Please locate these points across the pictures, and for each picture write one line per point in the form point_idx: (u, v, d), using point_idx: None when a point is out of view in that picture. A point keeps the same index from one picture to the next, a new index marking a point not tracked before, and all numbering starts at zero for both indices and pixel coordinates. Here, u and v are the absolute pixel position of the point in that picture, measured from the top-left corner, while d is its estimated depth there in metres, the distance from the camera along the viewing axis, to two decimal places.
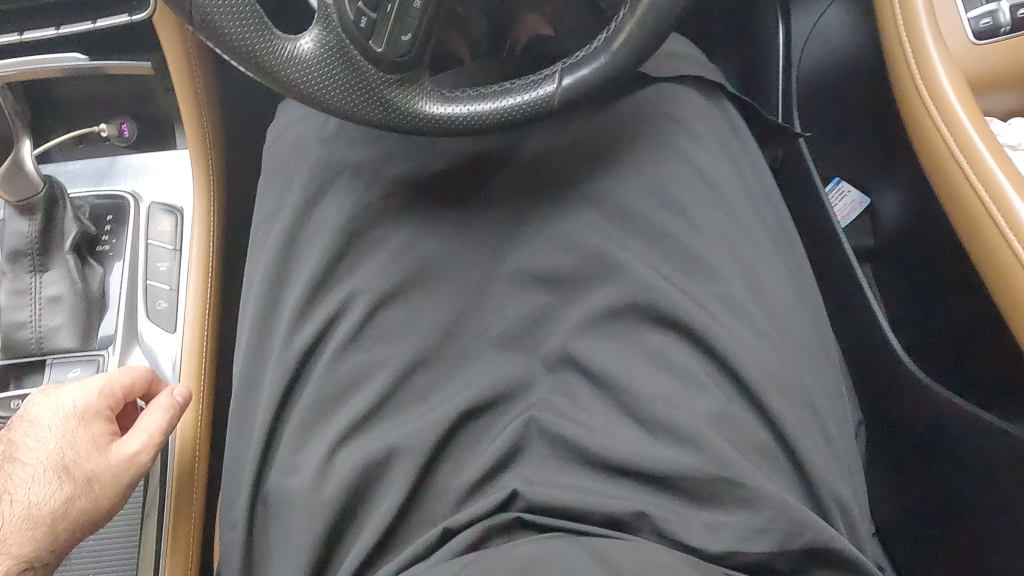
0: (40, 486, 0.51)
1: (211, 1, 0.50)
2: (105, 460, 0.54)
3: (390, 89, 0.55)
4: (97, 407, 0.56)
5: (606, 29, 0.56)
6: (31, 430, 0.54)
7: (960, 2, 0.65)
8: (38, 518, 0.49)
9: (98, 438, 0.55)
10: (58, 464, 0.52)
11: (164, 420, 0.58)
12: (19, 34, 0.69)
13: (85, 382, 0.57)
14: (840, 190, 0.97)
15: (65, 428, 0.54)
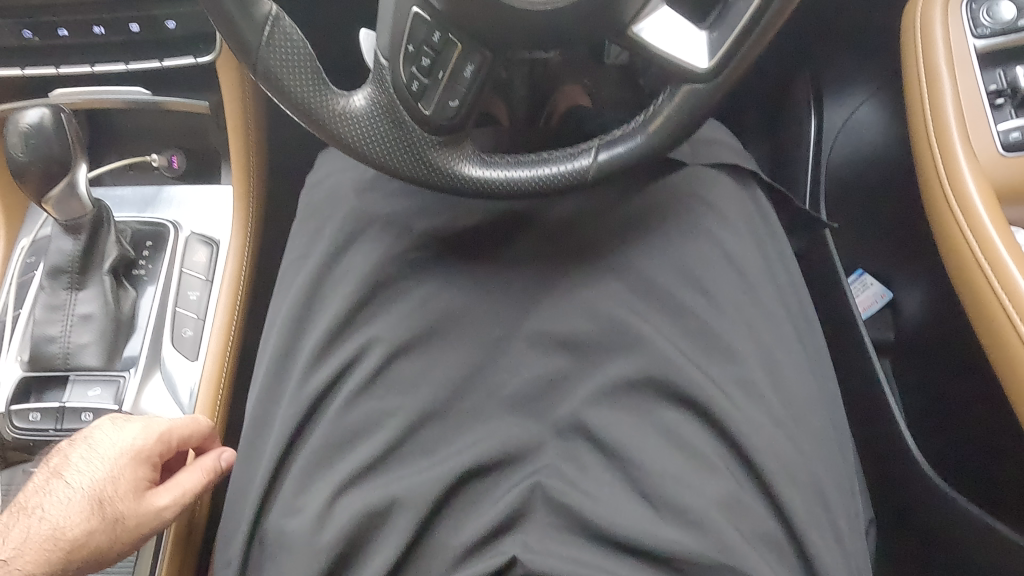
0: (70, 511, 0.51)
1: (275, 55, 0.53)
2: (139, 505, 0.54)
3: (433, 150, 0.58)
4: (150, 451, 0.55)
5: (644, 111, 0.58)
6: (86, 453, 0.55)
7: (991, 115, 0.66)
8: (60, 543, 0.51)
9: (139, 483, 0.54)
10: (97, 496, 0.52)
11: (201, 482, 0.57)
12: (89, 66, 0.74)
13: (148, 423, 0.57)
14: (863, 282, 0.95)
15: (115, 463, 0.54)
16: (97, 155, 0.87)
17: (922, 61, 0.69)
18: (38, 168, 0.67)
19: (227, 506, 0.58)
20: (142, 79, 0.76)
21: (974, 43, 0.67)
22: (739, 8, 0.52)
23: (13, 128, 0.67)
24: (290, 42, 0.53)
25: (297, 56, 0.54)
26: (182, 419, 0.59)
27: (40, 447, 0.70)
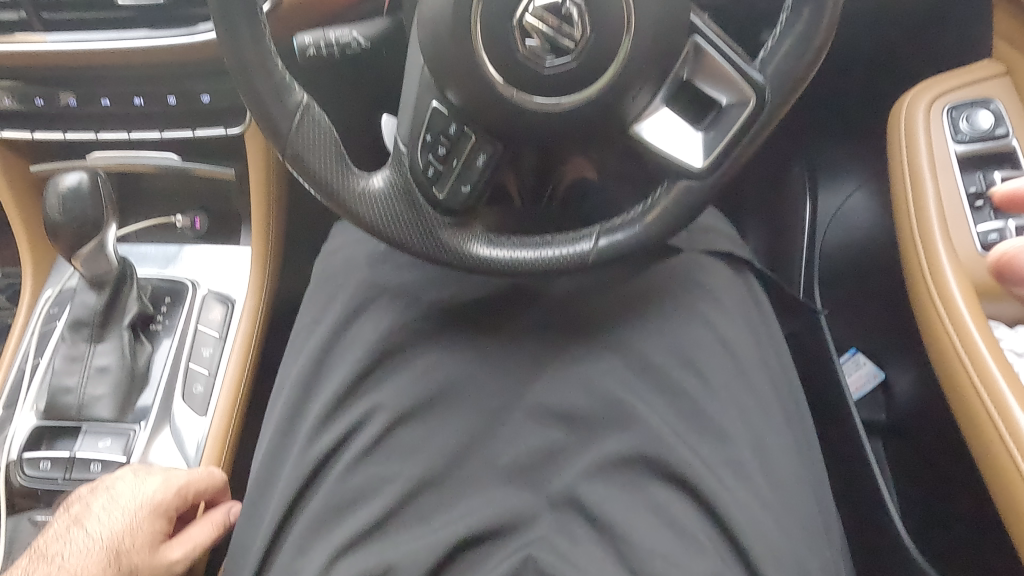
0: (89, 561, 0.56)
1: (303, 139, 0.57)
2: (153, 558, 0.59)
3: (444, 230, 0.61)
4: (167, 505, 0.60)
5: (642, 202, 0.62)
6: (109, 504, 0.60)
7: (970, 217, 0.70)
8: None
9: (155, 535, 0.59)
10: (116, 547, 0.57)
11: (209, 536, 0.62)
12: (126, 133, 0.80)
13: (168, 476, 0.62)
14: (856, 361, 0.97)
15: (134, 515, 0.59)
16: (124, 214, 0.91)
17: (905, 164, 0.74)
18: (70, 229, 0.70)
19: (230, 557, 0.63)
20: (173, 145, 0.82)
21: (954, 148, 0.72)
22: (732, 113, 0.56)
23: (53, 191, 0.71)
24: (319, 127, 0.58)
25: (324, 140, 0.58)
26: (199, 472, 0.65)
27: (48, 497, 0.73)
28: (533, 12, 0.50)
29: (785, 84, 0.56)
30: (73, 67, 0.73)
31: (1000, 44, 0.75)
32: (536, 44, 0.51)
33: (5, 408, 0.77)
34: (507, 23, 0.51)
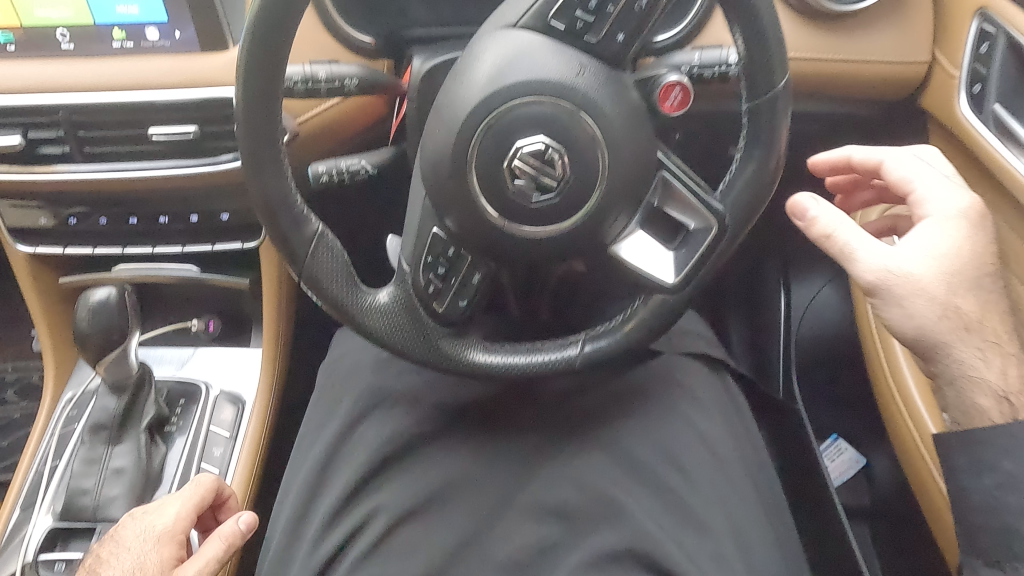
0: None
1: (317, 262, 0.64)
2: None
3: (444, 339, 0.67)
4: (173, 531, 0.64)
5: (623, 311, 0.69)
6: (119, 548, 0.65)
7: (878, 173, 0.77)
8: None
9: (165, 562, 0.63)
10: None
11: (220, 548, 0.63)
12: (151, 247, 0.87)
13: (167, 508, 0.66)
14: (837, 447, 1.02)
15: (143, 550, 0.63)
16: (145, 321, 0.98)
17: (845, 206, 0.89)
18: (99, 339, 0.76)
19: None
20: (194, 257, 0.89)
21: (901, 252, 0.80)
22: (699, 236, 0.63)
23: (83, 304, 0.77)
24: (332, 252, 0.64)
25: (336, 264, 0.65)
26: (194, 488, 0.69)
27: None
28: (521, 157, 0.58)
29: (742, 210, 0.63)
30: (108, 192, 0.81)
31: None
32: (524, 183, 0.58)
33: (23, 509, 0.81)
34: (499, 166, 0.59)
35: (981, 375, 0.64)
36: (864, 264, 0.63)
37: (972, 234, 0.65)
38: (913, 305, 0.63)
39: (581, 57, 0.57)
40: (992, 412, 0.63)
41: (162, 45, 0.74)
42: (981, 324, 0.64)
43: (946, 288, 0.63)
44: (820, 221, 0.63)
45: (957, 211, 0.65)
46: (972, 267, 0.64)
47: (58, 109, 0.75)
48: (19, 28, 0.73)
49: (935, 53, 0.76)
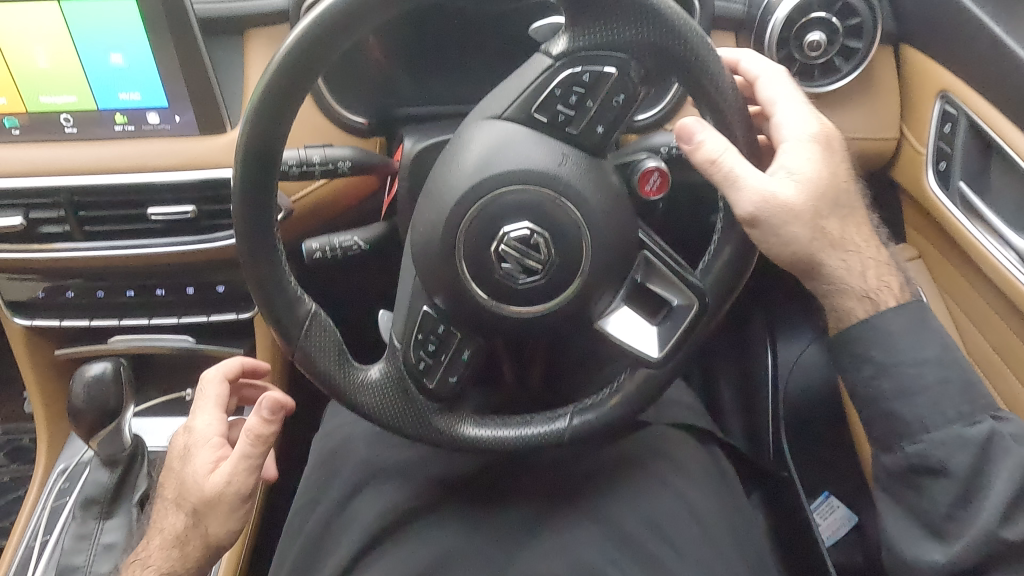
0: (174, 516, 0.61)
1: (309, 341, 0.65)
2: (201, 484, 0.60)
3: (434, 414, 0.69)
4: (209, 437, 0.62)
5: (610, 384, 0.70)
6: (175, 461, 0.64)
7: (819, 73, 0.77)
8: (179, 538, 0.62)
9: (205, 467, 0.60)
10: (180, 492, 0.62)
11: (246, 443, 0.58)
12: (147, 319, 0.89)
13: (202, 415, 0.64)
14: (828, 504, 1.02)
15: (189, 461, 0.62)
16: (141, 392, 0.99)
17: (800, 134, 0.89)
18: (93, 415, 0.77)
19: None
20: (190, 329, 0.91)
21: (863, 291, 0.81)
22: (681, 313, 0.65)
23: (79, 379, 0.79)
24: (324, 332, 0.66)
25: (328, 342, 0.66)
26: (222, 390, 0.66)
27: None
28: (507, 242, 0.60)
29: (722, 288, 0.65)
30: (107, 266, 0.84)
31: (913, 234, 0.86)
32: (511, 267, 0.61)
33: None
34: (486, 249, 0.61)
35: (847, 282, 0.61)
36: (745, 193, 0.58)
37: (829, 155, 0.62)
38: (789, 233, 0.60)
39: (564, 146, 0.60)
40: (857, 314, 0.61)
41: (162, 128, 0.77)
42: (844, 239, 0.62)
43: (812, 207, 0.60)
44: (705, 144, 0.57)
45: (814, 134, 0.63)
46: (831, 188, 0.62)
47: (59, 191, 0.78)
48: (24, 113, 0.76)
49: (903, 130, 0.81)
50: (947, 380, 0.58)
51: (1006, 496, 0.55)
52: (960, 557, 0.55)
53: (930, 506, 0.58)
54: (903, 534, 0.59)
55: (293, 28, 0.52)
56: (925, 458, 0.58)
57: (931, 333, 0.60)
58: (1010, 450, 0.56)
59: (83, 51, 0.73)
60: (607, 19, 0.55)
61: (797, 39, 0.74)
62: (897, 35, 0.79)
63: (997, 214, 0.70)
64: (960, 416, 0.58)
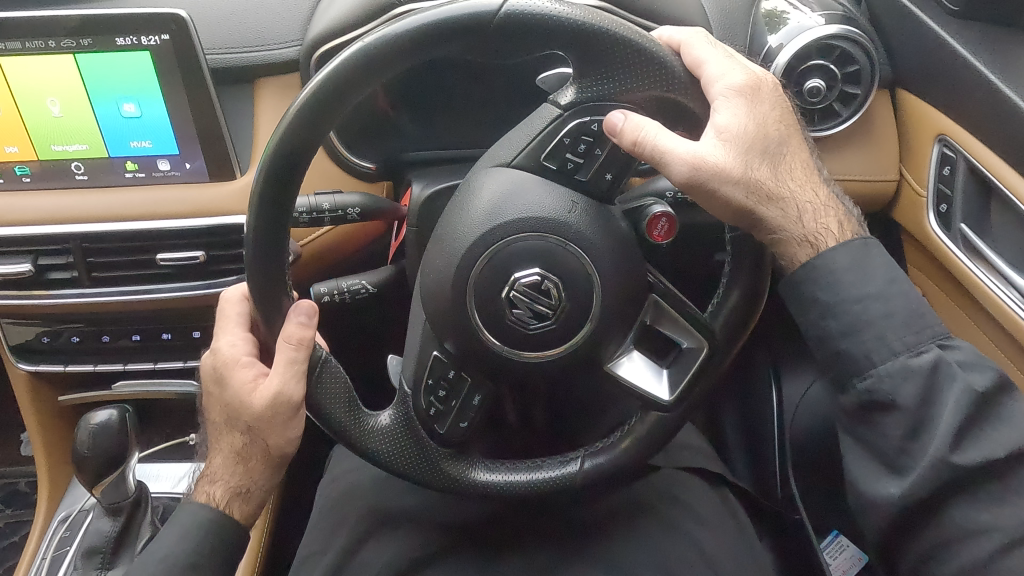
0: (227, 436, 0.64)
1: (320, 390, 0.65)
2: (250, 401, 0.61)
3: (445, 460, 0.68)
4: (239, 358, 0.63)
5: (620, 428, 0.70)
6: (210, 388, 0.66)
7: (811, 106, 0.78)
8: (238, 454, 0.64)
9: (247, 384, 0.62)
10: (228, 414, 0.63)
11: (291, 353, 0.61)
12: (153, 363, 0.89)
13: (221, 340, 0.64)
14: (839, 543, 0.91)
15: (225, 384, 0.63)
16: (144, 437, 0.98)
17: None
18: (98, 462, 0.76)
19: None
20: (196, 373, 0.91)
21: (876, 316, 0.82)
22: (691, 356, 0.66)
23: (83, 427, 0.78)
24: (335, 378, 0.66)
25: (338, 389, 0.66)
26: (242, 310, 0.65)
27: None
28: (517, 287, 0.60)
29: (730, 331, 0.66)
30: (116, 311, 0.84)
31: (913, 270, 0.87)
32: (522, 311, 0.61)
33: None
34: (497, 295, 0.61)
35: (785, 228, 0.59)
36: (679, 160, 0.57)
37: (753, 105, 0.58)
38: (725, 194, 0.58)
39: (572, 194, 0.60)
40: (800, 260, 0.59)
41: (172, 175, 0.78)
42: (781, 188, 0.59)
43: (742, 162, 0.58)
44: (631, 126, 0.55)
45: (734, 85, 0.57)
46: (759, 138, 0.59)
47: (69, 237, 0.78)
48: (34, 161, 0.76)
49: (902, 171, 0.82)
50: (892, 313, 0.56)
51: (955, 422, 0.52)
52: (913, 490, 0.53)
53: (882, 439, 0.55)
54: (858, 467, 0.57)
55: (298, 93, 0.53)
56: (875, 392, 0.55)
57: (875, 267, 0.57)
58: (956, 377, 0.53)
59: (96, 101, 0.73)
60: (613, 69, 0.55)
61: (797, 83, 0.75)
62: (892, 80, 0.82)
63: (999, 254, 0.71)
64: (905, 347, 0.55)
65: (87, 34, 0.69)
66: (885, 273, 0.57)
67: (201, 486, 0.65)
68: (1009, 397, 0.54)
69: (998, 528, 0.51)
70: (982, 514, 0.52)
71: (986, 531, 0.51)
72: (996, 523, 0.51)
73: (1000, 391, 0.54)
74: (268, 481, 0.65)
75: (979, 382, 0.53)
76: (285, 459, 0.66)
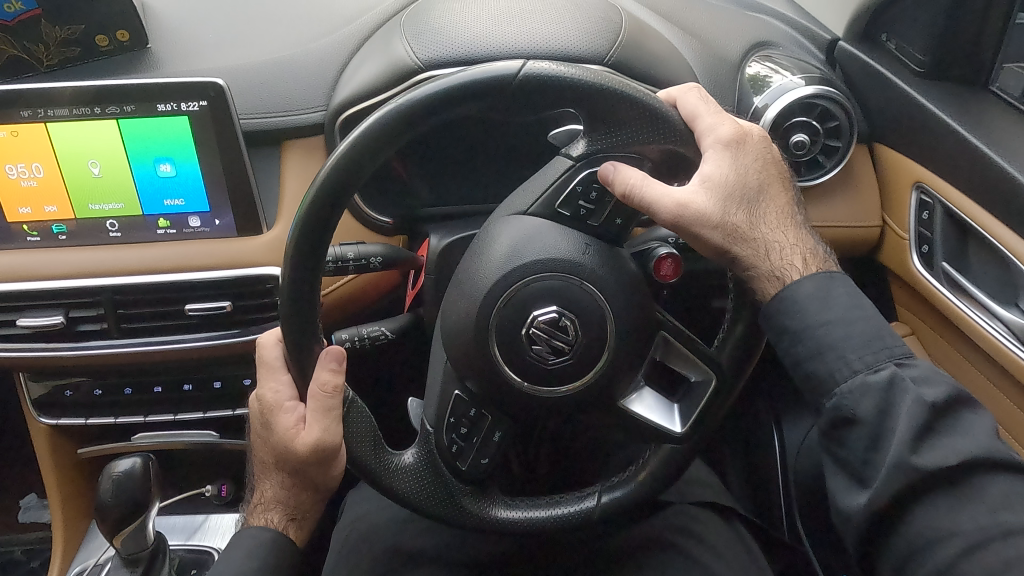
0: (277, 473, 0.69)
1: (350, 430, 0.67)
2: (293, 448, 0.64)
3: (466, 497, 0.71)
4: (282, 404, 0.65)
5: (635, 462, 0.73)
6: (260, 429, 0.69)
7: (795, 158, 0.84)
8: (287, 491, 0.69)
9: (289, 432, 0.65)
10: (275, 456, 0.67)
11: (324, 404, 0.63)
12: (172, 415, 0.94)
13: (266, 385, 0.66)
14: None
15: (271, 427, 0.66)
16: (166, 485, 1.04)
17: None
18: (120, 510, 0.77)
19: None
20: (215, 424, 0.96)
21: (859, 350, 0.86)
22: (700, 389, 0.69)
23: (106, 475, 0.79)
24: (362, 418, 0.68)
25: (366, 429, 0.68)
26: (278, 353, 0.65)
27: None
28: (536, 324, 0.64)
29: (736, 365, 0.69)
30: (143, 361, 0.88)
31: (901, 310, 0.93)
32: (541, 348, 0.65)
33: None
34: (516, 333, 0.65)
35: (756, 265, 0.63)
36: (667, 207, 0.60)
37: (736, 156, 0.62)
38: (705, 236, 0.62)
39: (585, 238, 0.64)
40: (769, 293, 0.63)
41: (202, 231, 0.82)
42: (754, 227, 0.63)
43: (720, 207, 0.62)
44: (627, 174, 0.59)
45: (722, 137, 0.61)
46: (740, 186, 0.62)
47: (100, 290, 0.82)
48: (72, 220, 0.81)
49: (885, 219, 0.89)
50: (851, 335, 0.59)
51: (909, 431, 0.55)
52: (878, 496, 0.56)
53: (850, 453, 0.58)
54: (833, 481, 0.60)
55: (332, 153, 0.56)
56: (839, 408, 0.58)
57: (837, 295, 0.60)
58: (909, 390, 0.56)
59: (135, 162, 0.78)
60: (619, 127, 0.59)
61: (785, 138, 0.82)
62: (870, 135, 0.90)
63: (980, 289, 0.77)
64: (864, 364, 0.58)
65: (131, 101, 0.75)
66: (847, 300, 0.61)
67: (256, 511, 0.71)
68: (965, 408, 0.57)
69: (959, 532, 0.54)
70: (945, 520, 0.54)
71: (948, 535, 0.54)
72: (956, 528, 0.54)
73: (955, 402, 0.57)
74: (316, 506, 0.71)
75: (931, 394, 0.56)
76: (329, 491, 0.70)
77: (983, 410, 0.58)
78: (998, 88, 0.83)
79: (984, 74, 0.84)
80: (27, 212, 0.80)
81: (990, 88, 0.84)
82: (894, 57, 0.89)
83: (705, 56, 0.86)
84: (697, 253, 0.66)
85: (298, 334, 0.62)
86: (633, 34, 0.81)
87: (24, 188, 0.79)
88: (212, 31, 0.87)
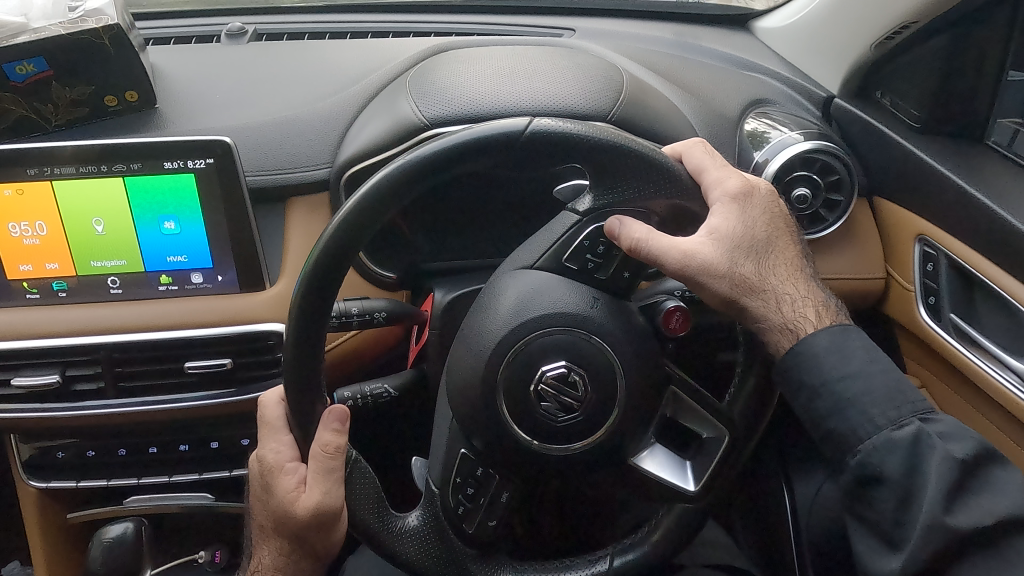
0: (278, 539, 0.66)
1: (351, 492, 0.65)
2: (294, 511, 0.62)
3: (473, 562, 0.69)
4: (283, 465, 0.63)
5: (647, 524, 0.71)
6: (259, 492, 0.67)
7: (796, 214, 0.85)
8: (287, 557, 0.67)
9: (288, 496, 0.62)
10: (275, 520, 0.64)
11: (324, 464, 0.61)
12: (167, 477, 0.91)
13: (265, 444, 0.64)
14: None
15: (271, 489, 0.64)
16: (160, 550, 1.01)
17: None
18: None
19: None
20: (209, 486, 0.93)
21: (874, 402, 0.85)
22: (713, 446, 0.68)
23: (98, 541, 0.78)
24: (365, 479, 0.65)
25: (368, 490, 0.65)
26: (281, 412, 0.63)
27: None
28: (545, 380, 0.63)
29: (750, 420, 0.68)
30: (138, 420, 0.86)
31: (910, 362, 0.91)
32: (551, 405, 0.63)
33: None
34: (525, 390, 0.63)
35: (767, 318, 0.62)
36: (672, 258, 0.59)
37: (743, 209, 0.62)
38: (713, 288, 0.61)
39: (593, 292, 0.63)
40: (783, 347, 0.62)
41: (204, 287, 0.82)
42: (764, 277, 0.62)
43: (729, 258, 0.61)
44: (635, 228, 0.58)
45: (729, 190, 0.61)
46: (747, 238, 0.62)
47: (98, 348, 0.81)
48: (73, 276, 0.80)
49: (888, 270, 0.89)
50: (871, 390, 0.58)
51: (940, 490, 0.54)
52: (912, 559, 0.54)
53: (877, 514, 0.57)
54: (861, 544, 0.59)
55: (339, 212, 0.54)
56: (864, 466, 0.57)
57: (853, 349, 0.60)
58: (936, 446, 0.55)
59: (140, 220, 0.78)
60: (626, 180, 0.58)
61: (786, 192, 0.83)
62: (870, 188, 0.91)
63: (993, 340, 0.77)
64: (887, 420, 0.57)
65: (138, 159, 0.75)
66: (863, 354, 0.60)
67: None
68: (992, 464, 0.56)
69: None
70: None
71: None
72: None
73: (982, 458, 0.56)
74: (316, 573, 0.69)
75: (959, 450, 0.55)
76: (331, 557, 0.68)
77: (1010, 465, 0.57)
78: (994, 142, 0.85)
79: (981, 128, 0.86)
80: (27, 270, 0.79)
81: (988, 142, 0.86)
82: (889, 113, 0.91)
83: (704, 112, 0.88)
84: (706, 304, 0.65)
85: (301, 391, 0.60)
86: (633, 92, 0.83)
87: (26, 246, 0.78)
88: (219, 90, 0.88)
